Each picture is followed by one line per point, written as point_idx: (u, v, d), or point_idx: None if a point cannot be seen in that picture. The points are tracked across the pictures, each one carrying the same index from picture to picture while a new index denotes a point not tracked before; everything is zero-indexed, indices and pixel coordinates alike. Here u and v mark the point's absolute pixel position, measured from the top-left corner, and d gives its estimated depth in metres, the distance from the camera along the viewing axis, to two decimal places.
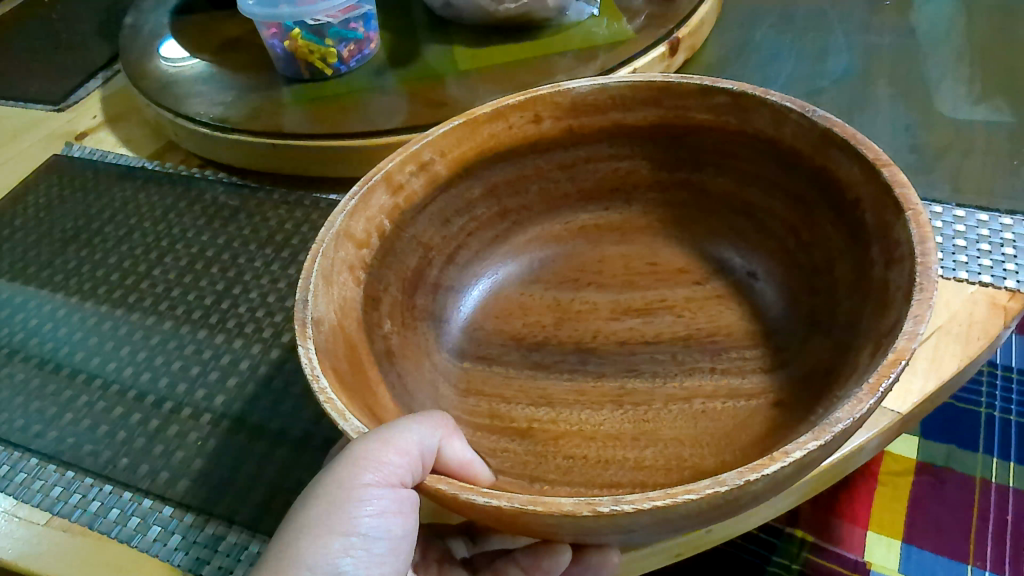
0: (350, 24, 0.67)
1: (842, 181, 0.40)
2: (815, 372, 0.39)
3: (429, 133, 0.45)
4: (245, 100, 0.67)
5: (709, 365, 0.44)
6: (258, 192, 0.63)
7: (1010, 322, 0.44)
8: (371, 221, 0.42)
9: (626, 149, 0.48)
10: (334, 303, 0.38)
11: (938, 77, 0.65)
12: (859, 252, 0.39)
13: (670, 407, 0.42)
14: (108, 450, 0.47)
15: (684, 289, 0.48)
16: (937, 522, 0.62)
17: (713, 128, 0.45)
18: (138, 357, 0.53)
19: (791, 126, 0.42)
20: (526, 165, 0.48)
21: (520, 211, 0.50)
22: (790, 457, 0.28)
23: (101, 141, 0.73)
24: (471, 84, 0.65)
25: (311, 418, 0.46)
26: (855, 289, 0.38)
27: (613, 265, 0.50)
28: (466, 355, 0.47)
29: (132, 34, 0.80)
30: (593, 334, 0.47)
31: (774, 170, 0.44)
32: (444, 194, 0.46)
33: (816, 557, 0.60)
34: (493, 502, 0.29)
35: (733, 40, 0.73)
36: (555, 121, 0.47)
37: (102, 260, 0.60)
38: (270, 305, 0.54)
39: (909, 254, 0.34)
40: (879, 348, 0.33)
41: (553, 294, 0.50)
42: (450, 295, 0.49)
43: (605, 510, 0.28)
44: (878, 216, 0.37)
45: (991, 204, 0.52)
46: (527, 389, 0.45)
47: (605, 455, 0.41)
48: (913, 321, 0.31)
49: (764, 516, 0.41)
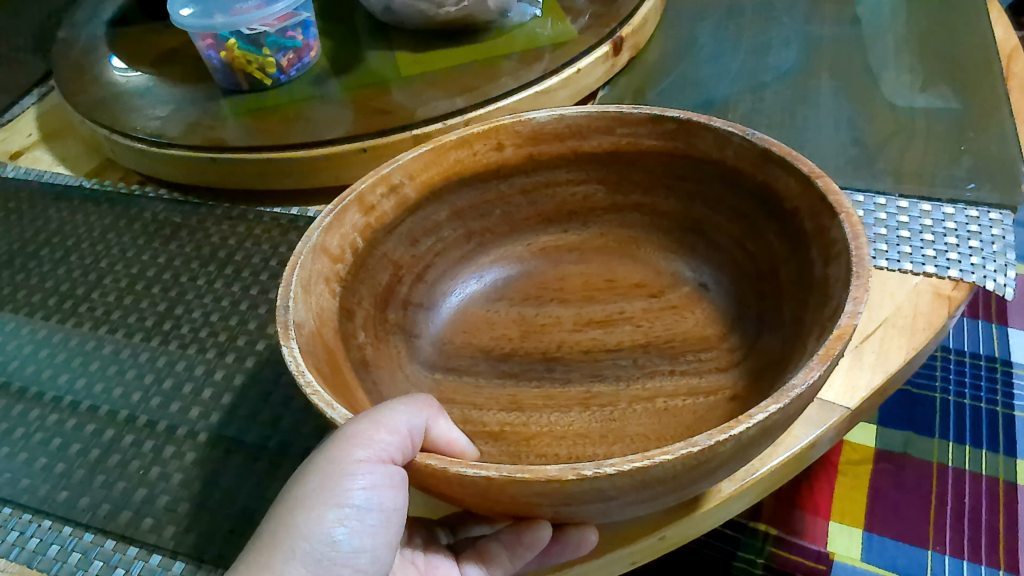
0: (289, 32, 0.66)
1: (780, 194, 0.41)
2: (767, 367, 0.39)
3: (398, 157, 0.45)
4: (182, 114, 0.65)
5: (669, 367, 0.43)
6: (200, 207, 0.62)
7: (954, 310, 0.44)
8: (345, 237, 0.42)
9: (583, 174, 0.48)
10: (312, 310, 0.37)
11: (881, 67, 0.65)
12: (799, 259, 0.39)
13: (635, 406, 0.42)
14: (47, 484, 0.45)
15: (641, 301, 0.47)
16: (896, 509, 0.69)
17: (662, 154, 0.45)
18: (77, 384, 0.51)
19: (733, 146, 0.42)
20: (489, 190, 0.48)
21: (484, 233, 0.50)
22: (753, 420, 0.28)
23: (36, 160, 0.71)
24: (417, 90, 0.64)
25: (256, 440, 0.45)
26: (798, 292, 0.39)
27: (572, 283, 0.49)
28: (436, 366, 0.46)
29: (64, 48, 0.78)
30: (558, 344, 0.46)
31: (722, 189, 0.44)
32: (412, 216, 0.46)
33: (777, 549, 0.67)
34: (482, 473, 0.28)
35: (676, 37, 0.73)
36: (516, 149, 0.47)
37: (38, 285, 0.58)
38: (214, 325, 0.52)
39: (845, 249, 0.34)
40: (823, 333, 0.33)
41: (516, 310, 0.49)
42: (421, 312, 0.48)
43: (588, 474, 0.27)
44: (816, 222, 0.38)
45: (933, 193, 0.52)
46: (497, 397, 0.44)
47: (576, 452, 0.40)
48: (853, 302, 0.32)
49: (726, 515, 0.40)
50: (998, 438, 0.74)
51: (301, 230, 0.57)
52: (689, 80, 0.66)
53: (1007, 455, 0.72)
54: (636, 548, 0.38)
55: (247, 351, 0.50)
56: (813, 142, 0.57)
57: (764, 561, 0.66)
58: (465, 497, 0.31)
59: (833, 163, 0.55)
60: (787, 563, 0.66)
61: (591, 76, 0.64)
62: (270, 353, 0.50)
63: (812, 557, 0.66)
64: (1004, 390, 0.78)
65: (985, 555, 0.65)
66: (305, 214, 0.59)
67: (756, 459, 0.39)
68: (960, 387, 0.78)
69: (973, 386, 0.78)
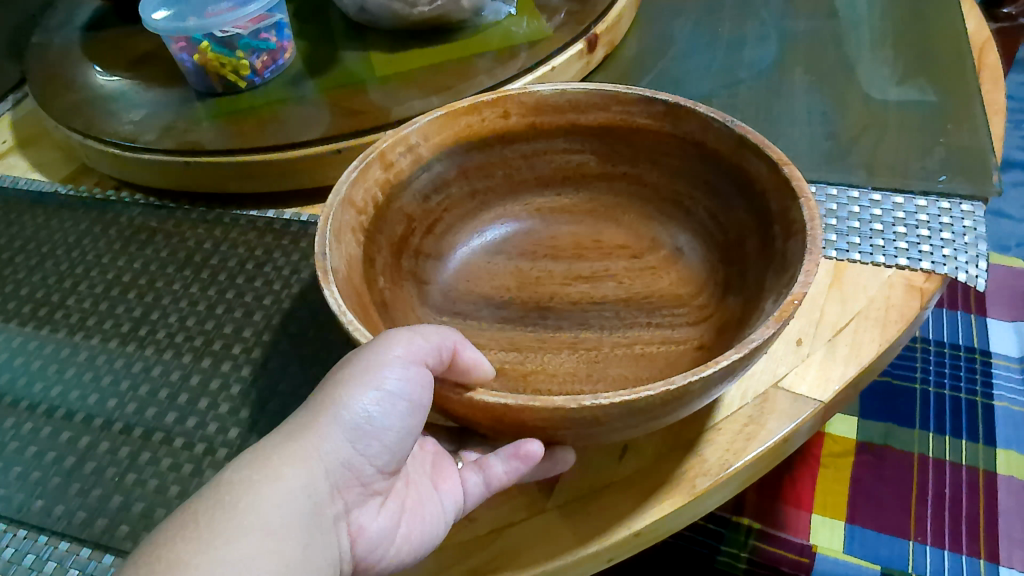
0: (262, 34, 0.65)
1: (753, 178, 0.41)
2: (728, 325, 0.40)
3: (415, 119, 0.46)
4: (157, 118, 0.65)
5: (646, 320, 0.44)
6: (176, 212, 0.61)
7: (926, 302, 0.45)
8: (368, 191, 0.43)
9: (579, 144, 0.49)
10: (343, 257, 0.39)
11: (856, 61, 0.65)
12: (763, 235, 0.40)
13: (616, 350, 0.42)
14: (22, 493, 0.45)
15: (623, 261, 0.48)
16: (878, 501, 0.69)
17: (650, 133, 0.46)
18: (53, 392, 0.50)
19: (714, 132, 0.43)
20: (493, 154, 0.49)
21: (486, 192, 0.50)
22: (719, 364, 0.31)
23: (11, 166, 0.70)
24: (393, 90, 0.63)
25: (232, 444, 0.45)
26: (760, 260, 0.40)
27: (563, 242, 0.50)
28: (444, 311, 0.46)
29: (38, 53, 0.77)
30: (550, 296, 0.46)
31: (701, 169, 0.45)
32: (424, 174, 0.47)
33: (760, 544, 0.67)
34: (499, 399, 0.31)
35: (653, 33, 0.73)
36: (520, 118, 0.48)
37: (13, 292, 0.58)
38: (190, 329, 0.52)
39: (802, 230, 0.36)
40: (779, 297, 0.34)
41: (513, 263, 0.49)
42: (430, 262, 0.48)
43: (587, 403, 0.30)
44: (780, 203, 0.39)
45: (906, 185, 0.52)
46: (497, 338, 0.44)
47: (567, 387, 0.41)
48: (805, 275, 0.33)
49: (701, 510, 0.40)
50: (978, 427, 0.74)
51: (277, 233, 0.57)
52: (666, 76, 0.67)
53: (987, 444, 0.73)
54: (606, 546, 0.37)
55: (224, 355, 0.50)
56: (787, 136, 0.58)
57: (747, 555, 0.66)
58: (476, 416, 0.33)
59: (807, 156, 0.56)
60: (770, 557, 0.66)
61: (565, 74, 0.65)
62: (247, 357, 0.49)
63: (794, 551, 0.66)
64: (982, 378, 0.79)
65: (965, 544, 0.67)
66: (281, 216, 0.59)
67: (730, 454, 0.39)
68: (940, 377, 0.78)
69: (953, 376, 0.79)
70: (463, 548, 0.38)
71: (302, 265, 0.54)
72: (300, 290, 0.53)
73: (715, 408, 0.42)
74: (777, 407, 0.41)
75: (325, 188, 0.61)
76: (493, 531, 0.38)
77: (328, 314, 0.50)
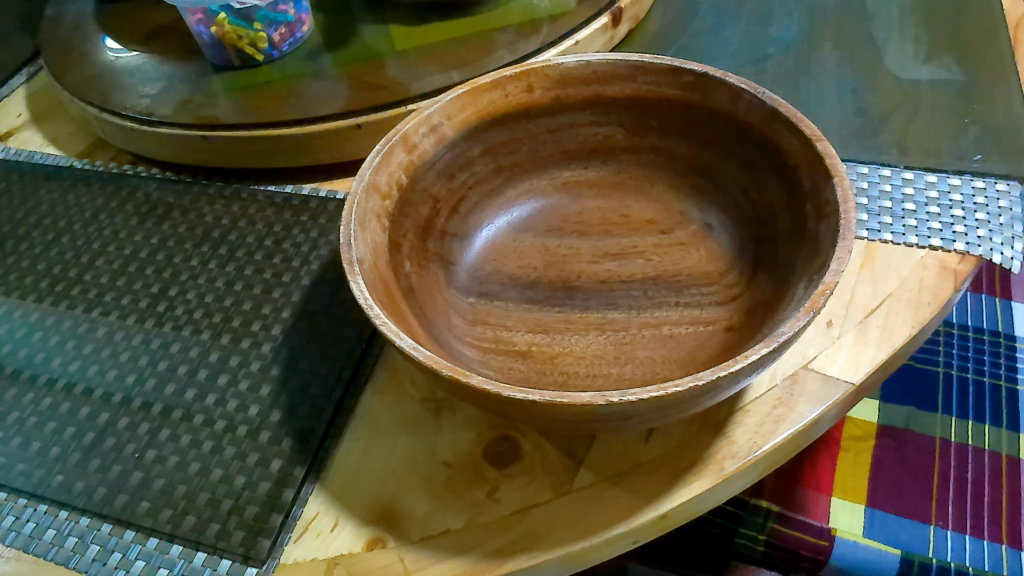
0: (280, 6, 0.64)
1: (783, 153, 0.40)
2: (758, 306, 0.39)
3: (437, 98, 0.45)
4: (173, 92, 0.64)
5: (674, 299, 0.43)
6: (193, 187, 0.61)
7: (960, 284, 0.44)
8: (392, 175, 0.42)
9: (605, 117, 0.48)
10: (368, 245, 0.38)
11: (885, 37, 0.63)
12: (794, 213, 0.39)
13: (644, 331, 0.42)
14: (41, 468, 0.44)
15: (651, 237, 0.47)
16: (898, 486, 0.69)
17: (678, 104, 0.45)
18: (71, 367, 0.49)
19: (745, 104, 0.42)
20: (518, 129, 0.48)
21: (513, 168, 0.50)
22: (748, 358, 0.30)
23: (26, 141, 0.70)
24: (411, 64, 0.62)
25: (251, 421, 0.44)
26: (792, 242, 0.39)
27: (590, 217, 0.49)
28: (471, 291, 0.45)
29: (52, 26, 0.76)
30: (578, 274, 0.46)
31: (732, 142, 0.44)
32: (449, 153, 0.46)
33: (778, 526, 0.65)
34: (528, 396, 0.30)
35: (676, 8, 0.71)
36: (545, 91, 0.47)
37: (30, 268, 0.57)
38: (209, 305, 0.51)
39: (834, 211, 0.35)
40: (812, 281, 0.33)
41: (541, 241, 0.48)
42: (457, 242, 0.47)
43: (615, 400, 0.29)
44: (813, 181, 0.38)
45: (939, 165, 0.51)
46: (525, 319, 0.43)
47: (595, 370, 0.40)
48: (837, 262, 0.32)
49: (730, 491, 0.39)
50: (1001, 412, 0.73)
51: (296, 209, 0.56)
52: (689, 53, 0.65)
53: (1010, 429, 0.72)
54: (634, 527, 0.37)
55: (243, 332, 0.49)
56: (815, 114, 0.56)
57: (765, 537, 0.66)
58: (504, 413, 0.32)
59: (837, 135, 0.54)
60: (788, 539, 0.65)
61: (590, 48, 0.64)
62: (266, 333, 0.48)
63: (812, 533, 0.64)
64: (1007, 363, 0.77)
65: (987, 529, 0.66)
66: (300, 192, 0.58)
67: (758, 436, 0.39)
68: (962, 361, 0.78)
69: (976, 360, 0.78)
70: (489, 528, 0.37)
71: (321, 241, 0.53)
72: (320, 266, 0.52)
73: (744, 391, 0.41)
74: (807, 389, 0.40)
75: (344, 164, 0.60)
76: (517, 511, 0.38)
77: (348, 291, 0.50)
